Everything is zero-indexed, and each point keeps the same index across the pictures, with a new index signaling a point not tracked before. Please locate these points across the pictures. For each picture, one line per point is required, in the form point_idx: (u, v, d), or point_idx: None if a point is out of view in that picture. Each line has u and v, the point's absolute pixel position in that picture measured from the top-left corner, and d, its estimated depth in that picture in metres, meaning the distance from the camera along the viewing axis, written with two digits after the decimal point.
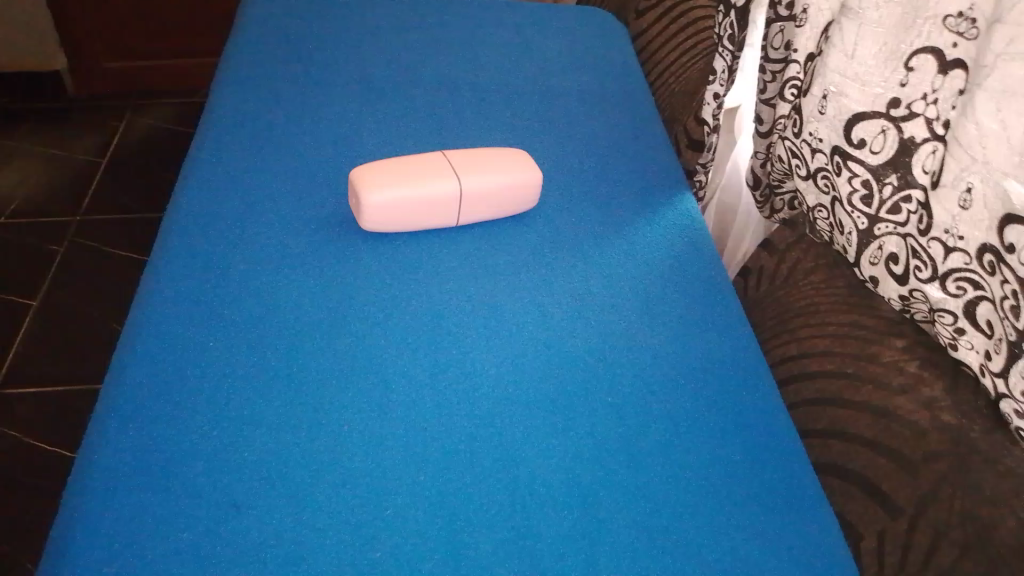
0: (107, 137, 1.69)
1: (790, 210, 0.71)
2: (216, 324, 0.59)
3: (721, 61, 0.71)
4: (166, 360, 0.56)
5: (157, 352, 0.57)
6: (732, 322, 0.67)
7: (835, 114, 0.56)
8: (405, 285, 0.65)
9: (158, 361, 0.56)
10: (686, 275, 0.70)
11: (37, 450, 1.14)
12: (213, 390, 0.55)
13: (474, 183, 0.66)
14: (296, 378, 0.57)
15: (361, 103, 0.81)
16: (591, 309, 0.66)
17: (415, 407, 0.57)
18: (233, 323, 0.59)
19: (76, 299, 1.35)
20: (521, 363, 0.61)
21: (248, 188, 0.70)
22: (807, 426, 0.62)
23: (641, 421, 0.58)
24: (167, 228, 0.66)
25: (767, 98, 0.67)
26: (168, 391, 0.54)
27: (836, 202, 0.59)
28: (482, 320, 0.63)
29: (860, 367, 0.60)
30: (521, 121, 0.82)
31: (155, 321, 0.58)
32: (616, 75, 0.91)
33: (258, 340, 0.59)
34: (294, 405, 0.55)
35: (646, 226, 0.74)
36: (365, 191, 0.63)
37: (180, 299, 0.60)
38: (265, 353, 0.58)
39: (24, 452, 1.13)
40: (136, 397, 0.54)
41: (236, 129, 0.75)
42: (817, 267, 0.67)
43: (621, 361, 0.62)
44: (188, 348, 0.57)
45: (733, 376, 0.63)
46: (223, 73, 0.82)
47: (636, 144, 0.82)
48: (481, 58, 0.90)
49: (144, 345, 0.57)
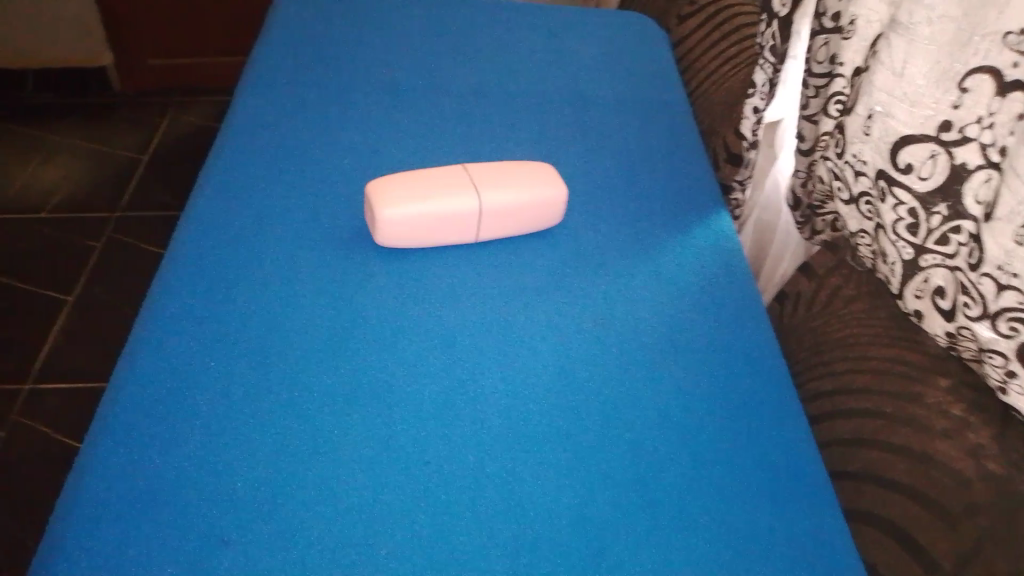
0: (148, 134, 1.70)
1: (832, 233, 0.67)
2: (220, 339, 0.57)
3: (761, 73, 0.67)
4: (167, 378, 0.54)
5: (158, 370, 0.55)
6: (764, 351, 0.63)
7: (880, 135, 0.52)
8: (419, 302, 0.62)
9: (157, 377, 0.55)
10: (716, 299, 0.66)
11: (64, 446, 1.14)
12: (211, 409, 0.53)
13: (494, 198, 0.63)
14: (299, 399, 0.54)
15: (386, 111, 0.78)
16: (613, 333, 0.62)
17: (421, 433, 0.54)
18: (239, 338, 0.58)
19: (110, 296, 1.36)
20: (536, 389, 0.58)
21: (264, 198, 0.69)
22: (840, 468, 0.58)
23: (660, 456, 0.55)
24: (179, 240, 0.65)
25: (809, 115, 0.63)
26: (165, 411, 0.53)
27: (880, 230, 0.54)
28: (496, 342, 0.60)
29: (898, 407, 0.56)
30: (550, 132, 0.79)
31: (159, 337, 0.57)
32: (653, 85, 0.87)
33: (262, 357, 0.57)
34: (295, 428, 0.53)
35: (676, 246, 0.70)
36: (381, 204, 0.61)
37: (186, 315, 0.59)
38: (269, 371, 0.56)
39: (51, 448, 1.13)
40: (134, 418, 0.52)
41: (256, 137, 0.74)
42: (858, 296, 0.63)
43: (643, 390, 0.58)
44: (189, 364, 0.55)
45: (762, 409, 0.59)
46: (248, 79, 0.80)
47: (669, 158, 0.78)
48: (512, 66, 0.87)
49: (145, 362, 0.55)
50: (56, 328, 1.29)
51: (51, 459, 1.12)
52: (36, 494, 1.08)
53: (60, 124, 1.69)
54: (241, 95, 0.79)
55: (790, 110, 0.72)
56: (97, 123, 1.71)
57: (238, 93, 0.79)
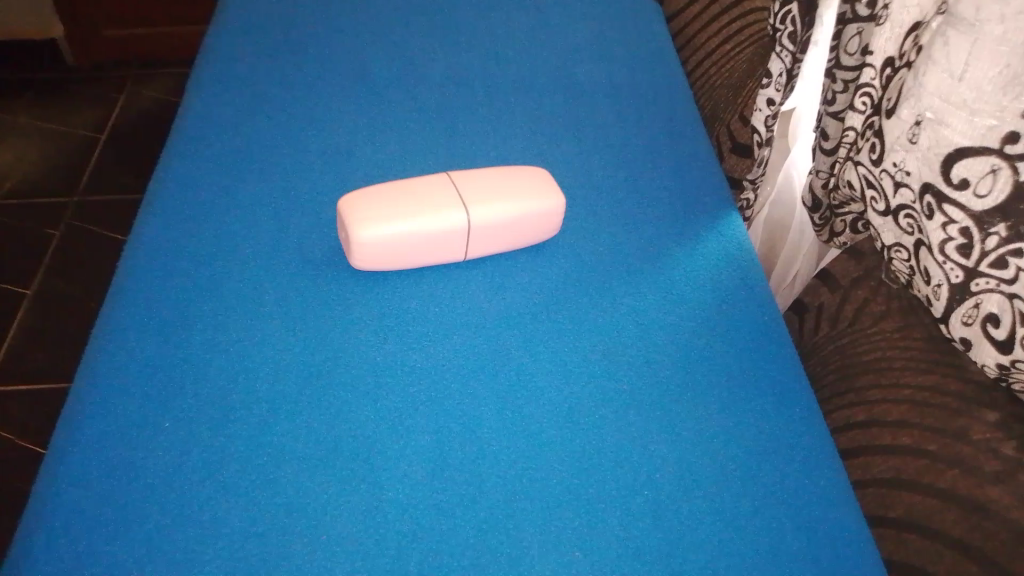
0: (105, 111, 1.59)
1: (852, 234, 0.61)
2: (174, 389, 0.50)
3: (777, 62, 0.56)
4: (108, 444, 0.47)
5: (100, 436, 0.48)
6: (788, 380, 0.56)
7: (930, 145, 0.45)
8: (402, 335, 0.55)
9: (103, 442, 0.48)
10: (732, 320, 0.59)
11: (39, 457, 1.06)
12: (166, 479, 0.46)
13: (486, 213, 0.55)
14: (269, 461, 0.47)
15: (359, 105, 0.70)
16: (622, 364, 0.55)
17: (411, 501, 0.47)
18: (192, 388, 0.50)
19: (71, 288, 1.27)
20: (540, 435, 0.51)
21: (223, 214, 0.61)
22: (876, 512, 0.52)
23: (684, 513, 0.49)
24: (125, 269, 0.57)
25: (835, 111, 0.55)
26: (114, 483, 0.46)
27: (925, 249, 0.48)
28: (489, 377, 0.53)
29: (941, 446, 0.50)
30: (542, 126, 0.71)
31: (103, 392, 0.50)
32: (651, 66, 0.79)
33: (222, 410, 0.49)
34: (267, 499, 0.46)
35: (685, 255, 0.63)
36: (355, 223, 0.53)
37: (133, 363, 0.51)
38: (229, 429, 0.49)
39: (22, 459, 1.05)
40: (77, 495, 0.46)
41: (212, 142, 0.66)
42: (890, 313, 0.57)
43: (658, 434, 0.52)
44: (139, 423, 0.48)
45: (788, 449, 0.53)
46: (203, 75, 0.72)
47: (673, 153, 0.71)
48: (499, 50, 0.78)
49: (87, 426, 0.48)
50: (15, 325, 1.21)
51: (26, 471, 1.04)
52: (14, 512, 1.00)
53: (10, 101, 1.58)
54: (196, 92, 0.71)
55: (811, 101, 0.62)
56: (49, 101, 1.59)
57: (191, 90, 0.71)
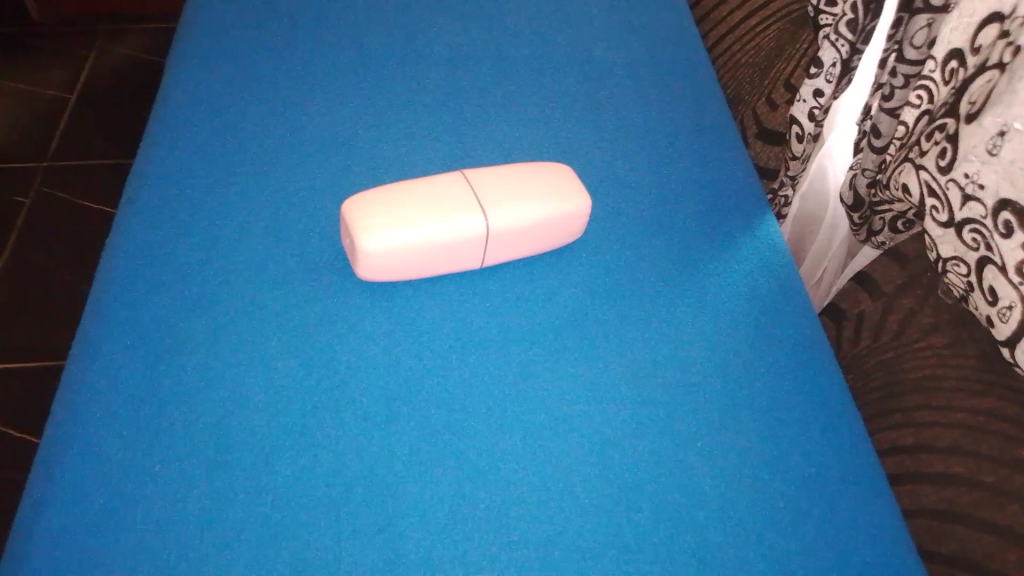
0: (75, 67, 1.49)
1: (892, 233, 0.57)
2: (164, 426, 0.45)
3: (831, 51, 0.52)
4: (92, 492, 0.43)
5: (83, 482, 0.43)
6: (831, 402, 0.52)
7: (1013, 157, 0.40)
8: (415, 357, 0.50)
9: (86, 489, 0.43)
10: (769, 332, 0.55)
11: (19, 443, 1.00)
12: (165, 534, 0.42)
13: (506, 218, 0.50)
14: (278, 511, 0.43)
15: (358, 89, 0.64)
16: (655, 387, 0.51)
17: (434, 554, 0.43)
18: (184, 425, 0.46)
19: (45, 260, 1.20)
20: (571, 472, 0.47)
21: (214, 217, 0.55)
22: (926, 547, 0.48)
23: (728, 556, 0.45)
24: (109, 283, 0.51)
25: (891, 107, 0.51)
26: (99, 536, 0.42)
27: (994, 267, 0.43)
28: (510, 404, 0.49)
29: (999, 477, 0.46)
30: (558, 112, 0.65)
31: (84, 430, 0.45)
32: (672, 41, 0.73)
33: (216, 449, 0.45)
34: (274, 556, 0.42)
35: (717, 259, 0.58)
36: (360, 230, 0.48)
37: (117, 395, 0.46)
38: (224, 470, 0.44)
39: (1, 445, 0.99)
40: (60, 550, 0.41)
41: (198, 133, 0.60)
42: (939, 325, 0.53)
43: (699, 468, 0.48)
44: (126, 465, 0.44)
45: (832, 479, 0.49)
46: (186, 55, 0.66)
47: (699, 142, 0.65)
48: (509, 23, 0.72)
49: (68, 471, 0.44)
50: None
51: (8, 460, 0.98)
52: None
53: None
54: (179, 74, 0.64)
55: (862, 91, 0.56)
56: (13, 56, 1.49)
57: (172, 72, 0.64)
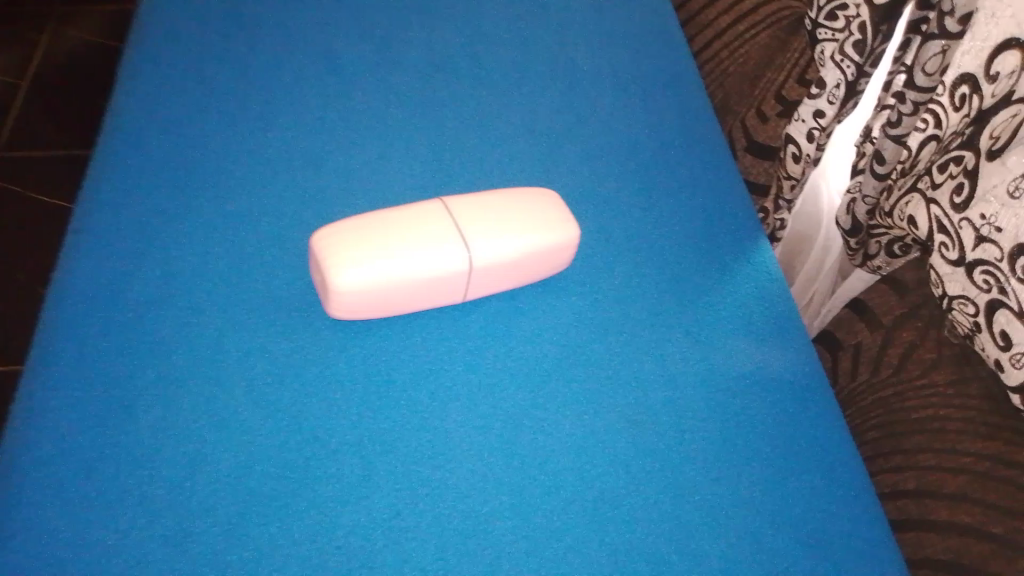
0: (23, 52, 1.40)
1: (889, 258, 0.55)
2: (116, 488, 0.41)
3: (835, 72, 0.51)
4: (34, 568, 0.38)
5: (22, 557, 0.38)
6: (836, 447, 0.50)
7: None
8: (392, 402, 0.46)
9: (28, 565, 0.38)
10: (768, 370, 0.52)
11: None
12: None
13: (490, 253, 0.46)
14: None
15: (327, 98, 0.59)
16: (652, 434, 0.47)
17: None
18: (139, 488, 0.41)
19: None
20: (565, 530, 0.43)
21: (172, 240, 0.50)
22: None
23: None
24: (53, 317, 0.46)
25: (897, 134, 0.48)
26: None
27: (1008, 312, 0.41)
28: (498, 453, 0.45)
29: (1008, 529, 0.45)
30: (544, 127, 0.61)
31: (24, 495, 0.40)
32: (661, 49, 0.70)
33: (175, 515, 0.40)
34: None
35: (713, 289, 0.55)
36: (331, 266, 0.44)
37: (62, 452, 0.41)
38: (186, 540, 0.39)
39: None
40: None
41: (152, 147, 0.54)
42: (940, 362, 0.51)
43: (700, 523, 0.45)
44: (74, 536, 0.39)
45: (839, 534, 0.46)
46: (139, 59, 0.60)
47: (691, 158, 0.62)
48: (487, 25, 0.68)
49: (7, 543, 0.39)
50: None
51: None
52: None
53: None
54: (130, 78, 0.59)
55: (863, 113, 0.55)
56: None
57: (124, 78, 0.59)
